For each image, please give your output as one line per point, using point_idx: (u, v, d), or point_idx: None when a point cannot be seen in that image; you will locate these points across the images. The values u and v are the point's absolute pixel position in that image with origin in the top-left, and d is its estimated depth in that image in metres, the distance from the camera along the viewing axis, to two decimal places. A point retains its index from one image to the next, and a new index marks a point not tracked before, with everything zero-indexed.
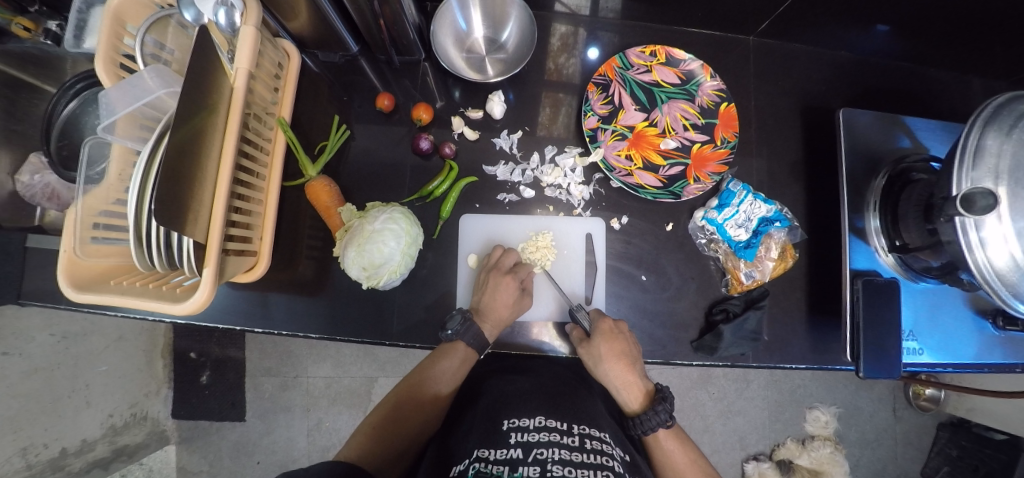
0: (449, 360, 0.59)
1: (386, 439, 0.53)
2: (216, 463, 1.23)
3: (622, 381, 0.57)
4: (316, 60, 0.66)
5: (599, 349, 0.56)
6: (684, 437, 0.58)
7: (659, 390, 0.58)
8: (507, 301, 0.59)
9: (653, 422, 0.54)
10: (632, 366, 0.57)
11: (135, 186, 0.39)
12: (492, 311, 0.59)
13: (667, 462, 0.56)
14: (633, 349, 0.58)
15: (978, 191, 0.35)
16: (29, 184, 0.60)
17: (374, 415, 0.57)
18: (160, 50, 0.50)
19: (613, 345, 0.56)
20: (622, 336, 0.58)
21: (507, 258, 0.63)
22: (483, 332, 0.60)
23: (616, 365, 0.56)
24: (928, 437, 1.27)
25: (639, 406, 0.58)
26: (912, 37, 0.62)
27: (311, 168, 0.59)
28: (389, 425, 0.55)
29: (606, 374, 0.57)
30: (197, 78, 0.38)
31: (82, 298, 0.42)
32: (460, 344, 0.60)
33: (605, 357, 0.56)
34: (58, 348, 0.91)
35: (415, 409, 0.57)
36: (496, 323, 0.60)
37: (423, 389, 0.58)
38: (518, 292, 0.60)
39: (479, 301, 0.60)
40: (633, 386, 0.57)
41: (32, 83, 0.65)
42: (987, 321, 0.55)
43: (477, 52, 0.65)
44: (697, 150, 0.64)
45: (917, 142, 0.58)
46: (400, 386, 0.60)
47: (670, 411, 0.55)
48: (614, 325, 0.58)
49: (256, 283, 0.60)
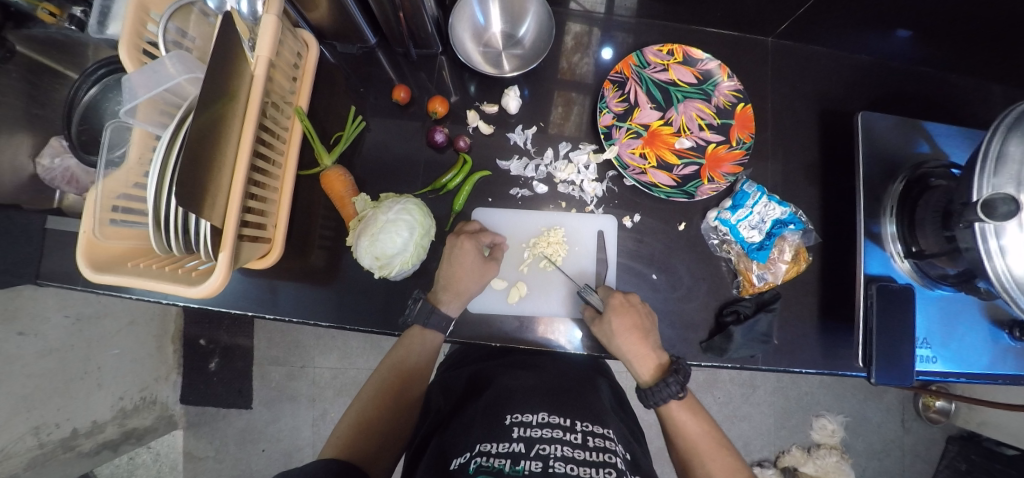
0: (415, 348, 0.59)
1: (362, 438, 0.53)
2: (222, 448, 1.24)
3: (636, 353, 0.56)
4: (334, 51, 0.66)
5: (611, 324, 0.56)
6: (698, 408, 0.58)
7: (674, 362, 0.57)
8: (468, 267, 0.59)
9: (665, 393, 0.55)
10: (645, 337, 0.56)
11: (155, 170, 0.39)
12: (453, 282, 0.58)
13: (680, 432, 0.56)
14: (646, 322, 0.57)
15: (1000, 197, 0.35)
16: (49, 167, 0.61)
17: (347, 418, 0.56)
18: (182, 37, 0.51)
19: (624, 318, 0.56)
20: (633, 308, 0.57)
21: (471, 225, 0.62)
22: (445, 308, 0.59)
23: (629, 339, 0.55)
24: (936, 449, 1.26)
25: (652, 378, 0.57)
26: (934, 42, 0.61)
27: (326, 158, 0.60)
28: (362, 428, 0.54)
29: (619, 348, 0.56)
30: (220, 67, 0.38)
31: (100, 278, 0.42)
32: (417, 328, 0.59)
33: (616, 332, 0.55)
34: (72, 330, 0.92)
35: (387, 403, 0.57)
36: (458, 294, 0.59)
37: (392, 382, 0.59)
38: (481, 258, 0.60)
39: (442, 272, 0.59)
40: (646, 358, 0.56)
41: (56, 68, 0.66)
42: (1003, 331, 0.55)
43: (493, 47, 0.65)
44: (712, 150, 0.63)
45: (937, 147, 0.58)
46: (372, 385, 0.59)
47: (683, 382, 0.55)
48: (624, 298, 0.58)
49: (268, 271, 0.61)
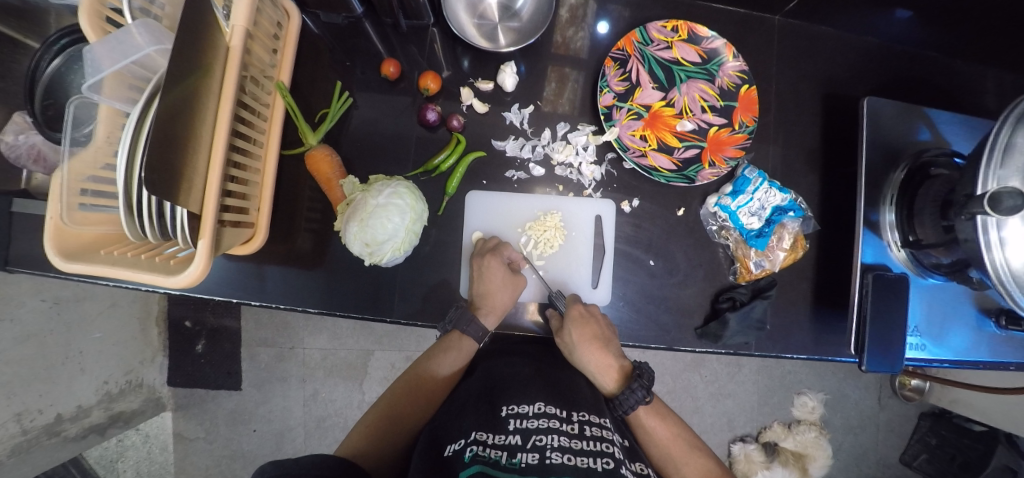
0: (451, 352, 0.61)
1: (388, 437, 0.53)
2: (213, 429, 1.24)
3: (598, 364, 0.59)
4: (317, 21, 0.62)
5: (572, 336, 0.57)
6: (665, 412, 0.60)
7: (636, 367, 0.59)
8: (500, 282, 0.59)
9: (631, 400, 0.56)
10: (605, 346, 0.58)
11: (124, 151, 0.36)
12: (488, 298, 0.58)
13: (650, 438, 0.58)
14: (605, 331, 0.58)
15: (1006, 190, 0.34)
16: (13, 144, 0.56)
17: (373, 411, 0.57)
18: (150, 4, 0.46)
19: (584, 329, 0.57)
20: (593, 319, 0.58)
21: (492, 242, 0.62)
22: (484, 324, 0.60)
23: (589, 349, 0.57)
24: (909, 425, 1.32)
25: (616, 386, 0.60)
26: (942, 25, 0.59)
27: (311, 137, 0.57)
28: (389, 422, 0.55)
29: (582, 360, 0.58)
30: (190, 37, 0.35)
31: (71, 267, 0.40)
32: (457, 335, 0.61)
33: (578, 342, 0.57)
34: (50, 314, 0.89)
35: (417, 403, 0.58)
36: (495, 308, 0.59)
37: (424, 378, 0.60)
38: (508, 271, 0.60)
39: (473, 290, 0.59)
40: (608, 368, 0.59)
41: (14, 37, 0.60)
42: (990, 319, 0.56)
43: (488, 19, 0.61)
44: (714, 134, 0.62)
45: (939, 135, 0.57)
46: (404, 377, 0.61)
47: (647, 386, 0.57)
48: (585, 309, 0.59)
49: (253, 255, 0.58)
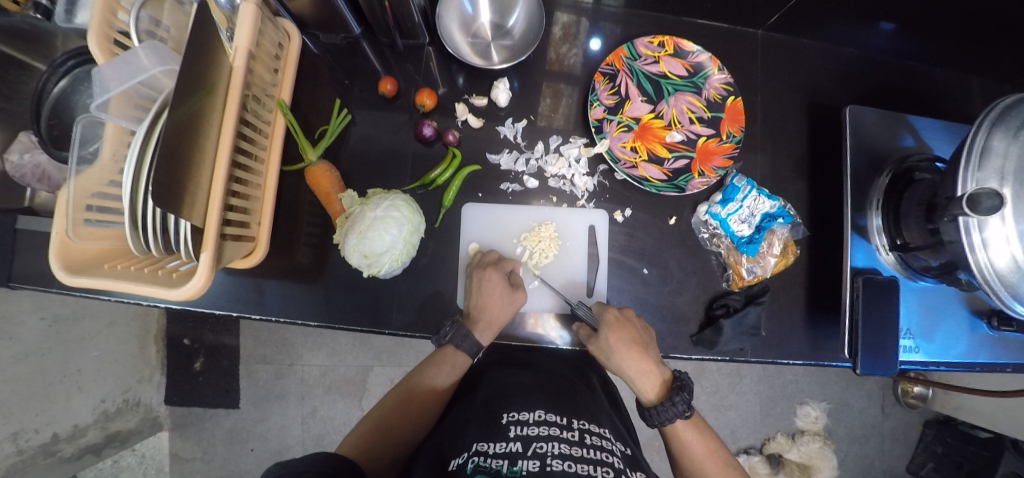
0: (445, 366, 0.61)
1: (378, 447, 0.53)
2: (209, 449, 1.22)
3: (637, 370, 0.57)
4: (317, 41, 0.64)
5: (609, 340, 0.56)
6: (705, 427, 0.59)
7: (676, 378, 0.58)
8: (499, 296, 0.59)
9: (671, 413, 0.54)
10: (644, 351, 0.57)
11: (130, 167, 0.37)
12: (485, 312, 0.59)
13: (685, 451, 0.57)
14: (643, 335, 0.57)
15: (983, 191, 0.35)
16: (18, 163, 0.56)
17: (363, 422, 0.57)
18: (156, 27, 0.48)
19: (621, 333, 0.56)
20: (629, 324, 0.58)
21: (490, 255, 0.62)
22: (478, 338, 0.60)
23: (627, 354, 0.56)
24: (915, 433, 1.30)
25: (656, 396, 0.57)
26: (918, 36, 0.62)
27: (310, 152, 0.58)
28: (378, 434, 0.54)
29: (621, 365, 0.56)
30: (195, 58, 0.36)
31: (75, 281, 0.41)
32: (451, 348, 0.61)
33: (615, 347, 0.55)
34: (50, 332, 0.89)
35: (410, 414, 0.58)
36: (490, 322, 0.59)
37: (417, 389, 0.60)
38: (507, 286, 0.60)
39: (469, 303, 0.60)
40: (649, 375, 0.57)
41: (23, 60, 0.62)
42: (983, 321, 0.56)
43: (482, 38, 0.63)
44: (703, 144, 0.63)
45: (921, 141, 0.58)
46: (397, 389, 0.61)
47: (688, 401, 0.55)
48: (619, 313, 0.58)
49: (253, 270, 0.59)
